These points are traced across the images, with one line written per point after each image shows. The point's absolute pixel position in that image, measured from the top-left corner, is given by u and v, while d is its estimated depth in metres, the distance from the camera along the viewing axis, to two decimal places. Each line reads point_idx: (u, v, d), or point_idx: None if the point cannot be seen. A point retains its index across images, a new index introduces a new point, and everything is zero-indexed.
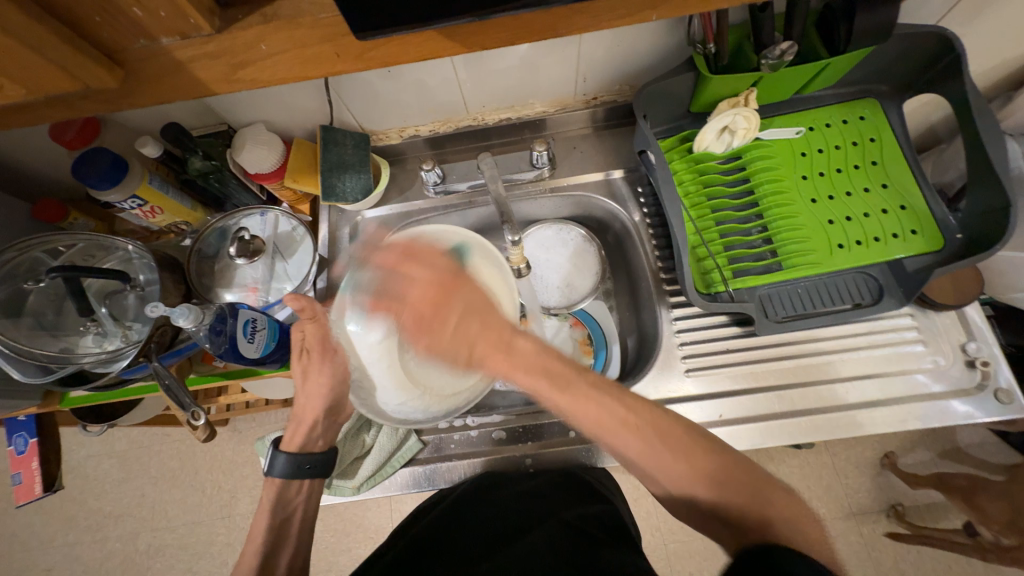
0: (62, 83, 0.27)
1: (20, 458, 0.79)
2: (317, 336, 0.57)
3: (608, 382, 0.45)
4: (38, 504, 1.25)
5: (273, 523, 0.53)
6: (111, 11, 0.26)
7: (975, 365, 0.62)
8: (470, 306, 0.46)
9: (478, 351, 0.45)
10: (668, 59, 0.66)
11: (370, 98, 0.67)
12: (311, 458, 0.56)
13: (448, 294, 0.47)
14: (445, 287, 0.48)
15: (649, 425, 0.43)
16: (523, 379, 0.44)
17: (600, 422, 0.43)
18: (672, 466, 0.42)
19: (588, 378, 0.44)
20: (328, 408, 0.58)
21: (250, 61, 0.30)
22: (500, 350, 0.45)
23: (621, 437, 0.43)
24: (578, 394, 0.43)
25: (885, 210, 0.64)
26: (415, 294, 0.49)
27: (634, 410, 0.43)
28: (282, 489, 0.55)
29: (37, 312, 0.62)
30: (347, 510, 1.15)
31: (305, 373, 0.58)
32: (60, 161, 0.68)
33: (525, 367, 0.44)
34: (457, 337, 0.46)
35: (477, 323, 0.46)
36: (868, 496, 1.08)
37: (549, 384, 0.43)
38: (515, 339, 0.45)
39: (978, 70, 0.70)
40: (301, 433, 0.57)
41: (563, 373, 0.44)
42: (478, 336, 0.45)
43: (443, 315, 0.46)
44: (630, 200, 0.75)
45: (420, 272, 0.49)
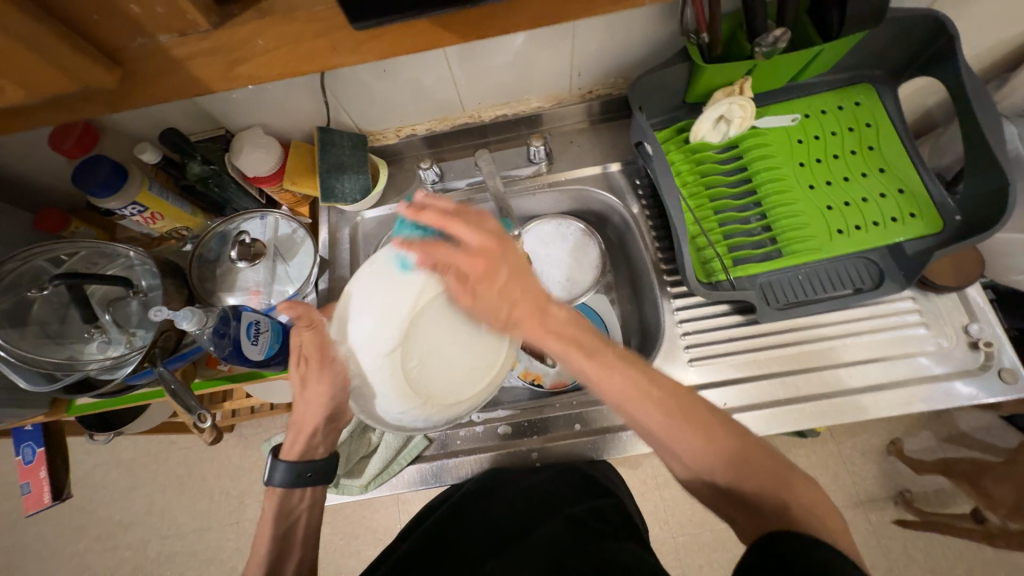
0: (63, 83, 0.27)
1: (29, 467, 0.79)
2: (314, 343, 0.52)
3: (639, 357, 0.47)
4: (48, 514, 1.26)
5: (277, 532, 0.53)
6: (109, 10, 0.26)
7: (977, 346, 0.62)
8: (517, 270, 0.48)
9: (516, 313, 0.49)
10: (663, 49, 0.67)
11: (366, 98, 0.67)
12: (310, 467, 0.55)
13: (499, 263, 0.48)
14: (492, 257, 0.48)
15: (671, 399, 0.44)
16: (550, 343, 0.48)
17: (624, 392, 0.45)
18: (691, 441, 0.42)
19: (617, 354, 0.47)
20: (328, 416, 0.55)
21: (247, 58, 0.30)
22: (531, 318, 0.49)
23: (643, 408, 0.44)
24: (608, 364, 0.46)
25: (883, 194, 0.64)
26: (459, 263, 0.48)
27: (657, 381, 0.45)
28: (283, 499, 0.54)
29: (42, 321, 0.62)
30: (355, 512, 1.15)
31: (303, 382, 0.54)
32: (60, 170, 0.69)
33: (561, 330, 0.48)
34: (502, 296, 0.48)
35: (521, 288, 0.48)
36: (876, 483, 1.08)
37: (574, 348, 0.47)
38: (551, 306, 0.49)
39: (973, 52, 0.70)
40: (301, 441, 0.56)
41: (592, 341, 0.47)
42: (523, 299, 0.49)
43: (491, 275, 0.48)
44: (629, 193, 0.75)
45: (475, 233, 0.48)
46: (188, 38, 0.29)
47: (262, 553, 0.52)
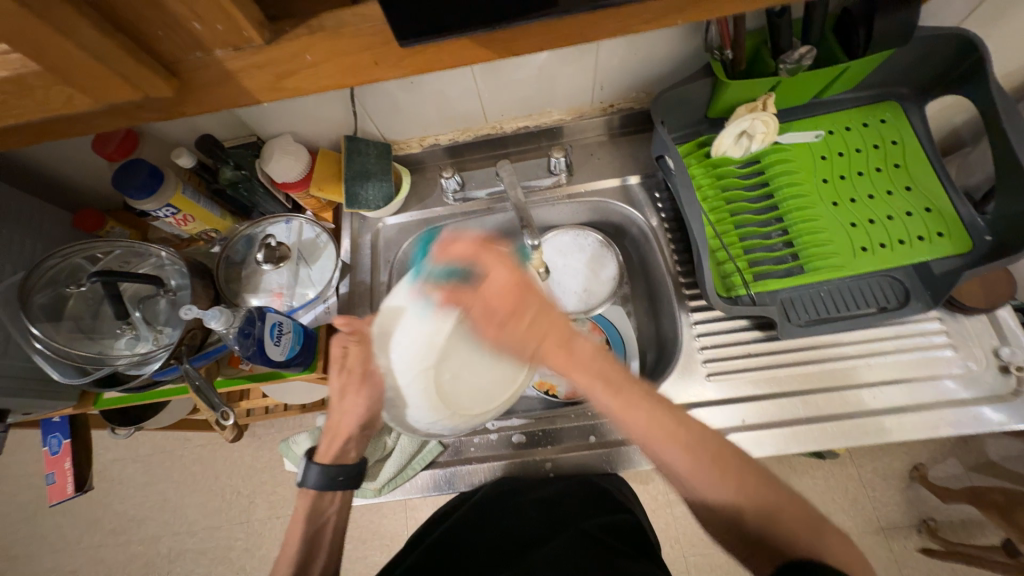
0: (123, 91, 0.29)
1: (55, 458, 0.82)
2: (359, 356, 0.54)
3: (661, 398, 0.47)
4: (67, 506, 1.29)
5: (307, 532, 0.54)
6: (171, 25, 0.28)
7: (1009, 370, 0.60)
8: (541, 301, 0.48)
9: (545, 346, 0.48)
10: (686, 65, 0.67)
11: (392, 109, 0.69)
12: (343, 470, 0.55)
13: (527, 299, 0.48)
14: (524, 288, 0.48)
15: (702, 445, 0.44)
16: (581, 378, 0.47)
17: (653, 429, 0.45)
18: (718, 486, 0.43)
19: (644, 393, 0.46)
20: (363, 425, 0.57)
21: (294, 71, 0.32)
22: (560, 344, 0.48)
23: (670, 450, 0.44)
24: (632, 404, 0.45)
25: (909, 213, 0.63)
26: (487, 303, 0.48)
27: (686, 425, 0.45)
28: (316, 498, 0.55)
29: (76, 315, 0.65)
30: (364, 517, 1.15)
31: (342, 392, 0.56)
32: (100, 172, 0.72)
33: (583, 368, 0.47)
34: (533, 329, 0.48)
35: (547, 320, 0.48)
36: (897, 510, 1.04)
37: (601, 386, 0.46)
38: (573, 338, 0.48)
39: (1004, 70, 0.69)
40: (336, 445, 0.57)
41: (619, 377, 0.47)
42: (550, 333, 0.48)
43: (518, 314, 0.48)
44: (648, 206, 0.76)
45: (502, 269, 0.48)
46: (240, 52, 0.30)
47: (292, 551, 0.53)
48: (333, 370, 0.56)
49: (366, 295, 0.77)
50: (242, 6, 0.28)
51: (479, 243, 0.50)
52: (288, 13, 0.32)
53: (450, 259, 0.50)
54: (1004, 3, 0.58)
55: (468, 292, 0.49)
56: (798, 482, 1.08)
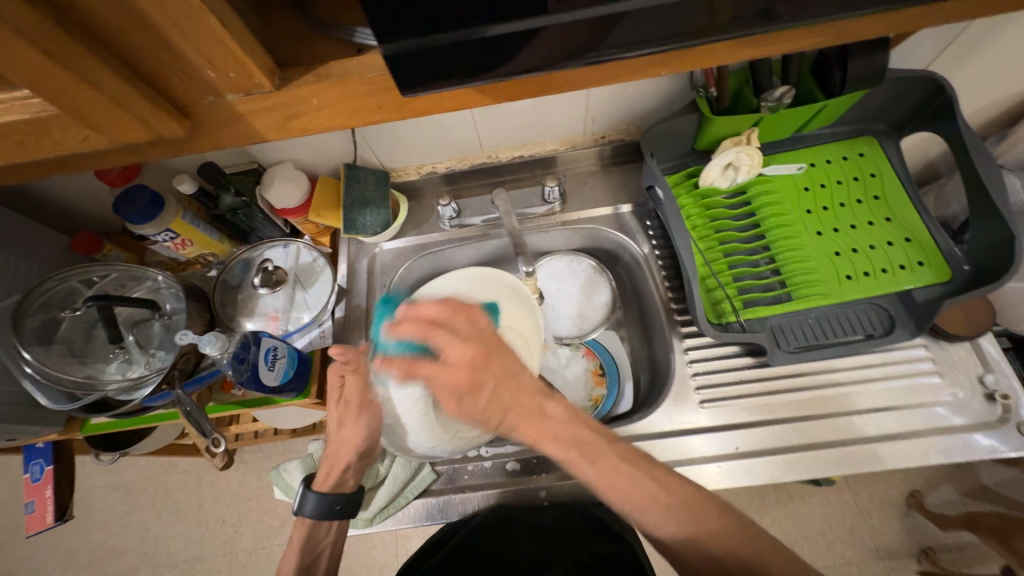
0: (138, 132, 0.30)
1: (35, 486, 0.80)
2: (356, 386, 0.53)
3: (643, 457, 0.47)
4: (42, 537, 1.24)
5: (302, 564, 0.53)
6: (187, 72, 0.29)
7: (994, 398, 0.62)
8: (504, 373, 0.47)
9: (510, 419, 0.47)
10: (673, 101, 0.70)
11: (391, 139, 0.72)
12: (341, 500, 0.55)
13: (488, 364, 0.47)
14: (484, 354, 0.47)
15: (681, 503, 0.45)
16: (552, 448, 0.47)
17: (631, 496, 0.45)
18: (687, 531, 0.44)
19: (616, 452, 0.47)
20: (361, 454, 0.56)
21: (301, 113, 0.33)
22: (534, 414, 0.47)
23: (654, 513, 0.44)
24: (609, 471, 0.46)
25: (890, 242, 0.65)
26: (442, 377, 0.46)
27: (668, 488, 0.45)
28: (312, 529, 0.55)
29: (67, 339, 0.64)
30: (353, 547, 1.12)
31: (341, 420, 0.55)
32: (102, 197, 0.73)
33: (553, 437, 0.47)
34: (490, 406, 0.46)
35: (510, 393, 0.47)
36: (896, 538, 1.03)
37: (578, 454, 0.46)
38: (546, 406, 0.48)
39: (972, 109, 0.73)
40: (335, 473, 0.56)
41: (592, 443, 0.47)
42: (512, 408, 0.47)
43: (477, 389, 0.46)
44: (639, 233, 0.78)
45: (457, 345, 0.46)
46: (251, 96, 0.32)
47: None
48: (332, 398, 0.56)
49: (361, 319, 0.77)
50: (255, 56, 0.30)
51: (443, 311, 0.48)
52: (297, 59, 0.33)
53: (404, 333, 0.47)
54: (967, 50, 0.62)
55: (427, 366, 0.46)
56: (794, 509, 1.07)
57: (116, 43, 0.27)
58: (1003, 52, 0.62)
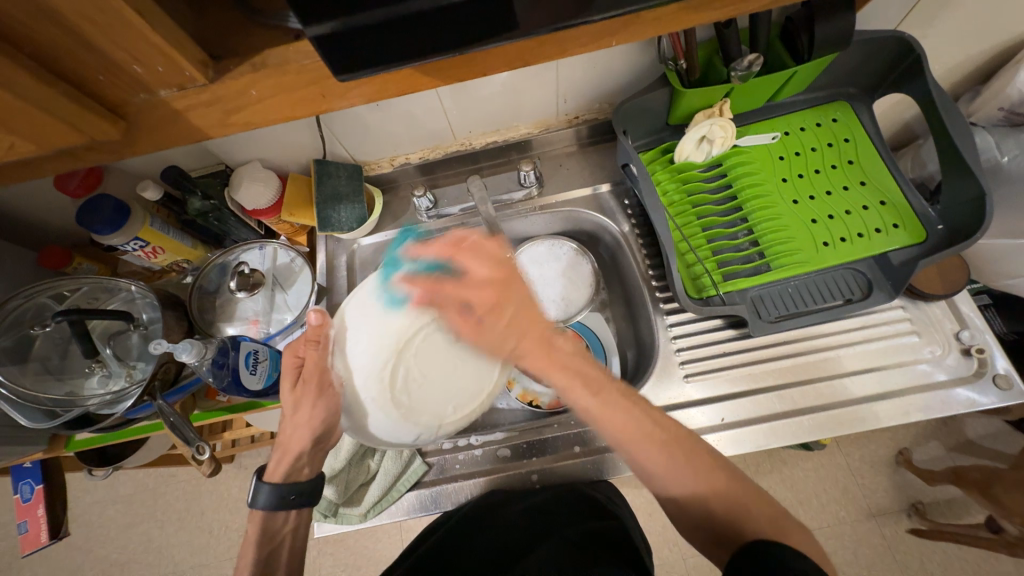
0: (68, 137, 0.29)
1: (26, 506, 0.79)
2: (317, 363, 0.49)
3: (641, 398, 0.48)
4: (43, 556, 1.23)
5: (259, 558, 0.50)
6: (114, 70, 0.28)
7: (970, 353, 0.63)
8: (525, 300, 0.50)
9: (523, 343, 0.49)
10: (643, 75, 0.69)
11: (362, 131, 0.70)
12: (296, 489, 0.51)
13: (510, 287, 0.50)
14: (505, 281, 0.50)
15: (677, 444, 0.45)
16: (558, 375, 0.48)
17: (630, 432, 0.45)
18: (681, 477, 0.44)
19: (620, 394, 0.47)
20: (316, 441, 0.52)
21: (241, 106, 0.32)
22: (542, 347, 0.49)
23: (646, 450, 0.45)
24: (611, 402, 0.46)
25: (866, 206, 0.66)
26: (471, 295, 0.49)
27: (660, 424, 0.46)
28: (268, 519, 0.51)
29: (42, 357, 0.63)
30: (358, 543, 1.13)
31: (296, 404, 0.50)
32: (64, 209, 0.71)
33: (560, 366, 0.48)
34: (509, 329, 0.49)
35: (526, 319, 0.49)
36: (886, 495, 1.07)
37: (582, 383, 0.47)
38: (553, 337, 0.50)
39: (942, 68, 0.73)
40: (285, 463, 0.52)
41: (597, 378, 0.48)
42: (529, 329, 0.49)
43: (500, 308, 0.49)
44: (618, 212, 0.77)
45: (481, 265, 0.50)
46: (185, 92, 0.31)
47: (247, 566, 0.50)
48: (287, 380, 0.52)
49: None
50: (184, 48, 0.28)
51: (454, 244, 0.51)
52: (233, 51, 0.32)
53: (427, 256, 0.50)
54: (933, 8, 0.62)
55: (448, 284, 0.49)
56: (788, 474, 1.10)
57: (29, 43, 0.25)
58: (969, 7, 0.62)
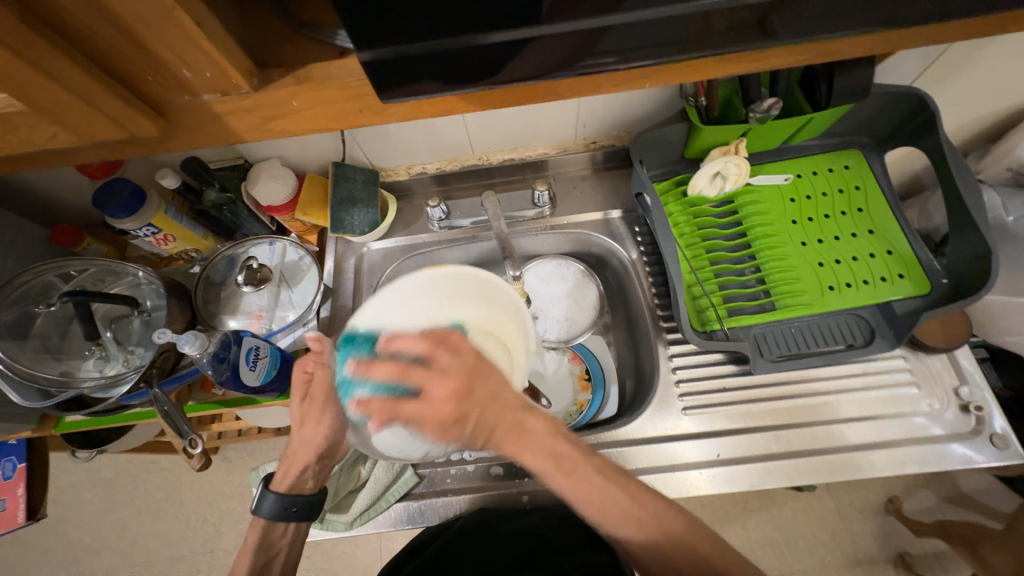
0: (111, 132, 0.30)
1: (6, 484, 0.78)
2: (324, 380, 0.53)
3: (618, 469, 0.47)
4: (14, 535, 1.21)
5: (255, 566, 0.52)
6: (163, 72, 0.29)
7: (969, 409, 0.63)
8: (490, 394, 0.42)
9: (495, 437, 0.43)
10: (663, 108, 0.71)
11: (382, 138, 0.71)
12: (297, 502, 0.53)
13: (474, 388, 0.41)
14: (471, 377, 0.41)
15: (652, 516, 0.46)
16: (533, 461, 0.44)
17: (606, 512, 0.45)
18: (648, 533, 0.46)
19: (599, 467, 0.46)
20: (322, 453, 0.55)
21: (281, 115, 0.33)
22: (516, 433, 0.43)
23: (623, 525, 0.45)
24: (585, 483, 0.45)
25: (873, 254, 0.66)
26: (431, 390, 0.40)
27: (639, 502, 0.46)
28: (266, 530, 0.53)
29: (42, 335, 0.63)
30: (336, 548, 1.11)
31: (304, 419, 0.54)
32: (82, 190, 0.71)
33: (538, 451, 0.44)
34: (479, 431, 0.42)
35: (499, 410, 0.42)
36: (873, 543, 1.05)
37: (556, 469, 0.44)
38: (529, 421, 0.44)
39: (955, 125, 0.74)
40: (292, 473, 0.54)
41: (571, 458, 0.45)
42: (501, 425, 0.43)
43: (466, 413, 0.40)
44: (628, 239, 0.78)
45: (438, 382, 0.40)
46: (229, 97, 0.31)
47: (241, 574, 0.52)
48: (295, 394, 0.55)
49: (347, 319, 0.77)
50: (231, 55, 0.29)
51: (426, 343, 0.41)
52: (278, 60, 0.33)
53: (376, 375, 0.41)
54: (950, 68, 0.63)
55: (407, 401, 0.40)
56: (776, 513, 1.09)
57: (83, 39, 0.26)
58: (985, 72, 0.63)
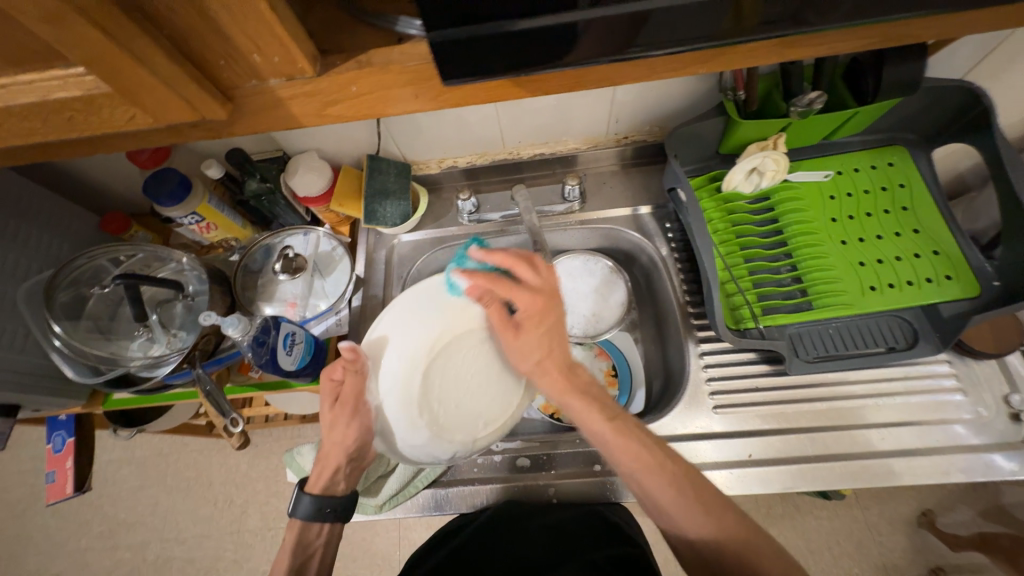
0: (184, 114, 0.31)
1: (57, 456, 0.82)
2: (355, 387, 0.53)
3: (648, 429, 0.51)
4: (55, 508, 1.27)
5: (293, 564, 0.54)
6: (234, 56, 0.30)
7: (1020, 418, 0.60)
8: (557, 325, 0.53)
9: (548, 364, 0.53)
10: (699, 102, 0.70)
11: (416, 131, 0.72)
12: (331, 503, 0.55)
13: (552, 310, 0.51)
14: (553, 299, 0.51)
15: (688, 481, 0.47)
16: (575, 400, 0.52)
17: (643, 461, 0.48)
18: (699, 521, 0.45)
19: (629, 421, 0.51)
20: (351, 458, 0.56)
21: (339, 100, 0.34)
22: (565, 366, 0.53)
23: (661, 484, 0.47)
24: (626, 431, 0.50)
25: (918, 254, 0.64)
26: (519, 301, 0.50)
27: (672, 458, 0.49)
28: (303, 530, 0.55)
29: (94, 316, 0.66)
30: (357, 535, 1.13)
31: (334, 424, 0.54)
32: (132, 178, 0.75)
33: (578, 392, 0.52)
34: (538, 350, 0.52)
35: (556, 343, 0.52)
36: (904, 556, 1.02)
37: (598, 409, 0.51)
38: (580, 366, 0.54)
39: (1009, 121, 0.71)
40: (325, 476, 0.56)
41: (612, 407, 0.52)
42: (558, 350, 0.53)
43: (541, 323, 0.51)
44: (658, 235, 0.77)
45: (525, 293, 0.50)
46: (293, 82, 0.33)
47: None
48: (324, 401, 0.54)
49: (377, 309, 0.78)
50: (299, 40, 0.30)
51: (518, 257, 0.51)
52: (338, 48, 0.34)
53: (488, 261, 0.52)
54: (1007, 61, 0.61)
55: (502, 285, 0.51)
56: (801, 522, 1.06)
57: (166, 23, 0.28)
58: None
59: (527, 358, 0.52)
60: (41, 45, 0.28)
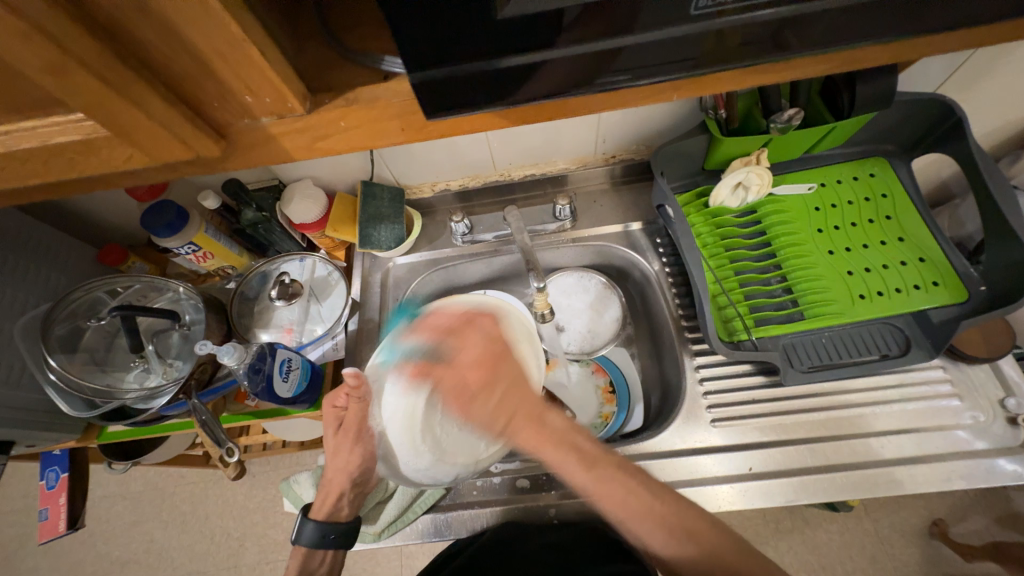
0: (179, 152, 0.33)
1: (49, 493, 0.81)
2: (357, 413, 0.55)
3: (635, 466, 0.49)
4: (48, 547, 1.24)
5: None
6: (227, 97, 0.32)
7: (1017, 422, 0.60)
8: (513, 377, 0.51)
9: (514, 423, 0.50)
10: (682, 121, 0.72)
11: (409, 157, 0.74)
12: (334, 529, 0.54)
13: (503, 364, 0.51)
14: (497, 356, 0.52)
15: (675, 517, 0.46)
16: (552, 453, 0.48)
17: (629, 507, 0.46)
18: (683, 546, 0.45)
19: (610, 468, 0.48)
20: (355, 483, 0.56)
21: (329, 134, 0.36)
22: (534, 418, 0.50)
23: (648, 527, 0.45)
24: (607, 480, 0.47)
25: (904, 262, 0.65)
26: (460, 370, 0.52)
27: (660, 498, 0.47)
28: (306, 558, 0.55)
29: (90, 348, 0.66)
30: (358, 565, 1.10)
31: (338, 448, 0.55)
32: (130, 211, 0.76)
33: (551, 441, 0.49)
34: (500, 407, 0.50)
35: (518, 397, 0.50)
36: (919, 569, 0.99)
37: (578, 459, 0.48)
38: (546, 414, 0.51)
39: (984, 130, 0.73)
40: (329, 502, 0.56)
41: (591, 452, 0.49)
42: (517, 412, 0.50)
43: (489, 388, 0.51)
44: (650, 251, 0.78)
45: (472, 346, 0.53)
46: (284, 119, 0.34)
47: None
48: (328, 427, 0.56)
49: (373, 332, 0.78)
50: (289, 80, 0.32)
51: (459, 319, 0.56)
52: (328, 85, 0.36)
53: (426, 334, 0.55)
54: (974, 75, 0.63)
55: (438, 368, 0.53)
56: (811, 536, 1.04)
57: (163, 70, 0.29)
58: (1012, 77, 0.63)
59: (489, 414, 0.50)
60: (42, 94, 0.29)
